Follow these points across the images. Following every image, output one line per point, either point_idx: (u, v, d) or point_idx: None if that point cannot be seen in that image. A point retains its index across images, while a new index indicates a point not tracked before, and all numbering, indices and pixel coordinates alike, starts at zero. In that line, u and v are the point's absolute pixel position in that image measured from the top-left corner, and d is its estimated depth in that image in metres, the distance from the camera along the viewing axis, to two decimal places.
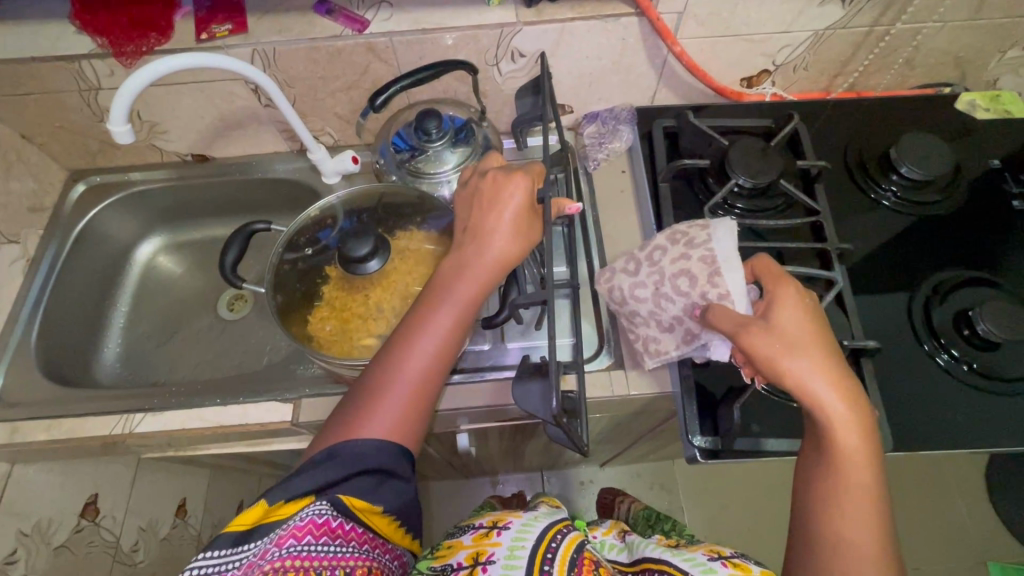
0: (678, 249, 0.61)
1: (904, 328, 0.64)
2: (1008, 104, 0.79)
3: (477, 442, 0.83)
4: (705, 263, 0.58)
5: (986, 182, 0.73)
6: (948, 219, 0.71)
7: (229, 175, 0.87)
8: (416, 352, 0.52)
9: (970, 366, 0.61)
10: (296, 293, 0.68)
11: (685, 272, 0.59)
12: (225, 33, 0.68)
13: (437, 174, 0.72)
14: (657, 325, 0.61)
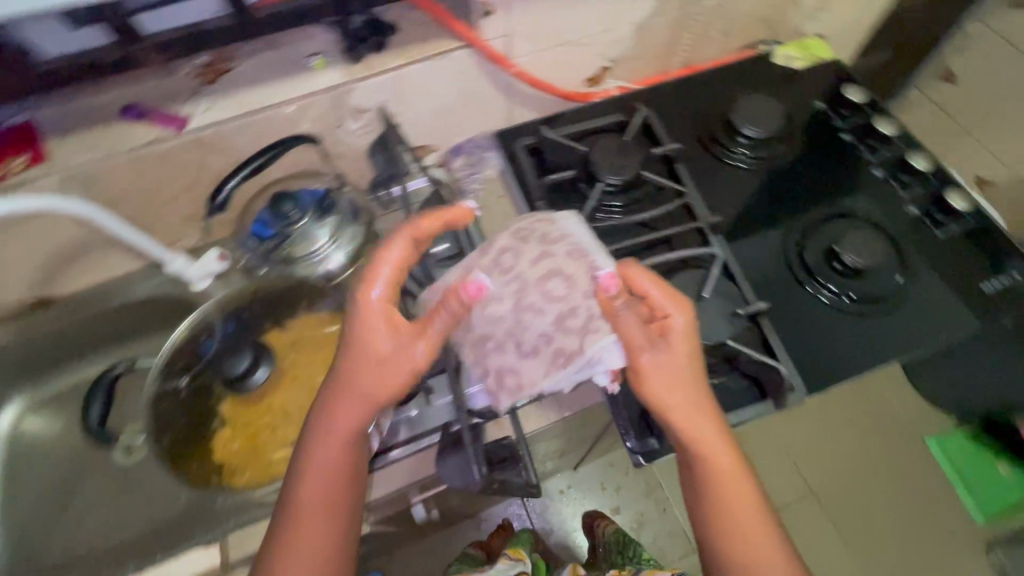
0: (540, 250, 0.56)
1: (788, 276, 0.69)
2: (816, 49, 0.87)
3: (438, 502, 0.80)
4: (576, 258, 0.55)
5: (817, 123, 0.80)
6: (796, 164, 0.77)
7: (83, 311, 0.77)
8: (324, 476, 0.49)
9: (850, 296, 0.67)
10: (190, 425, 0.69)
11: (560, 275, 0.54)
12: (22, 168, 0.60)
13: (312, 255, 0.67)
14: (517, 350, 0.53)
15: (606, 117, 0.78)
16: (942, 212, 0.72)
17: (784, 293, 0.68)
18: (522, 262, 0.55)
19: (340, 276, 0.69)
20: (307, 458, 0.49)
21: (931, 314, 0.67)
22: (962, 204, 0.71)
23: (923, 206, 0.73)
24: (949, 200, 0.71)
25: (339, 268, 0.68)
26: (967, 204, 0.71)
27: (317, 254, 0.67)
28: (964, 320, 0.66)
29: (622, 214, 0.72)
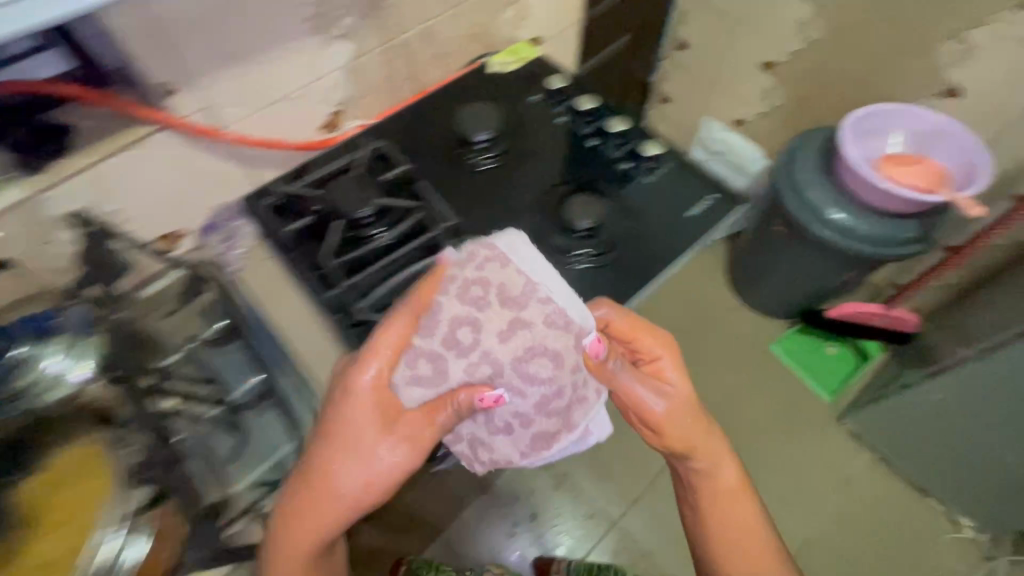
0: (506, 324, 0.71)
1: (548, 247, 0.86)
2: (525, 53, 1.01)
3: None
4: (551, 324, 0.72)
5: (541, 114, 0.96)
6: (528, 154, 0.93)
7: None
8: (338, 517, 0.72)
9: (596, 250, 0.87)
10: None
11: (540, 357, 0.71)
12: None
13: (36, 377, 0.63)
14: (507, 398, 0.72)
15: (338, 162, 0.89)
16: (647, 159, 0.93)
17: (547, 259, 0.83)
18: (487, 340, 0.70)
19: (91, 388, 0.66)
20: (297, 506, 0.71)
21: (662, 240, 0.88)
22: (656, 151, 0.94)
23: (633, 161, 0.94)
24: (649, 153, 0.93)
25: (89, 383, 0.65)
26: (660, 150, 0.95)
27: (57, 375, 0.64)
28: (685, 234, 0.89)
29: (378, 237, 0.82)
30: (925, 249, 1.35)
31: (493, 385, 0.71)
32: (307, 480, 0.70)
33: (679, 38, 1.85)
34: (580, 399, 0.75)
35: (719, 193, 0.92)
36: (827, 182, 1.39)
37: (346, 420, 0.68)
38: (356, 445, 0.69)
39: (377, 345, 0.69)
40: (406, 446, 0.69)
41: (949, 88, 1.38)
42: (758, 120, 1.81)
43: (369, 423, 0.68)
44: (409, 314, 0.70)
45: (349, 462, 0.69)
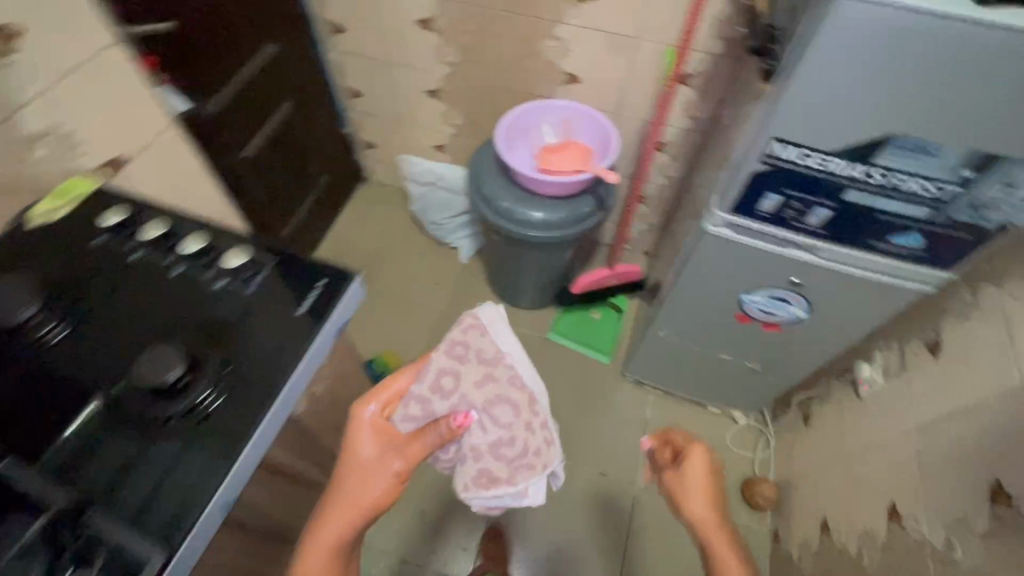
0: (480, 375, 0.85)
1: (122, 439, 0.61)
2: (75, 190, 0.84)
3: None
4: (512, 386, 0.86)
5: (92, 269, 0.75)
6: (86, 320, 0.70)
7: None
8: (339, 539, 0.79)
9: (187, 409, 0.62)
10: None
11: (504, 404, 0.85)
12: None
13: None
14: (491, 456, 0.86)
15: None
16: (231, 273, 0.74)
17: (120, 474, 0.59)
18: (466, 385, 0.85)
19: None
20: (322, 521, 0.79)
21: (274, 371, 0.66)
22: (240, 257, 0.74)
23: (222, 278, 0.73)
24: (232, 265, 0.73)
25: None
26: (246, 254, 0.75)
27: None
28: (294, 353, 0.68)
29: None
30: (609, 210, 1.51)
31: (473, 421, 0.86)
32: (331, 504, 0.79)
33: (349, 88, 1.86)
34: (527, 464, 0.87)
35: (327, 276, 0.74)
36: (506, 184, 1.47)
37: (359, 450, 0.82)
38: (356, 477, 0.81)
39: (379, 395, 0.84)
40: (405, 460, 0.80)
41: (567, 74, 1.53)
42: (452, 140, 1.90)
43: (369, 442, 0.81)
44: (397, 386, 0.86)
45: (340, 500, 0.80)
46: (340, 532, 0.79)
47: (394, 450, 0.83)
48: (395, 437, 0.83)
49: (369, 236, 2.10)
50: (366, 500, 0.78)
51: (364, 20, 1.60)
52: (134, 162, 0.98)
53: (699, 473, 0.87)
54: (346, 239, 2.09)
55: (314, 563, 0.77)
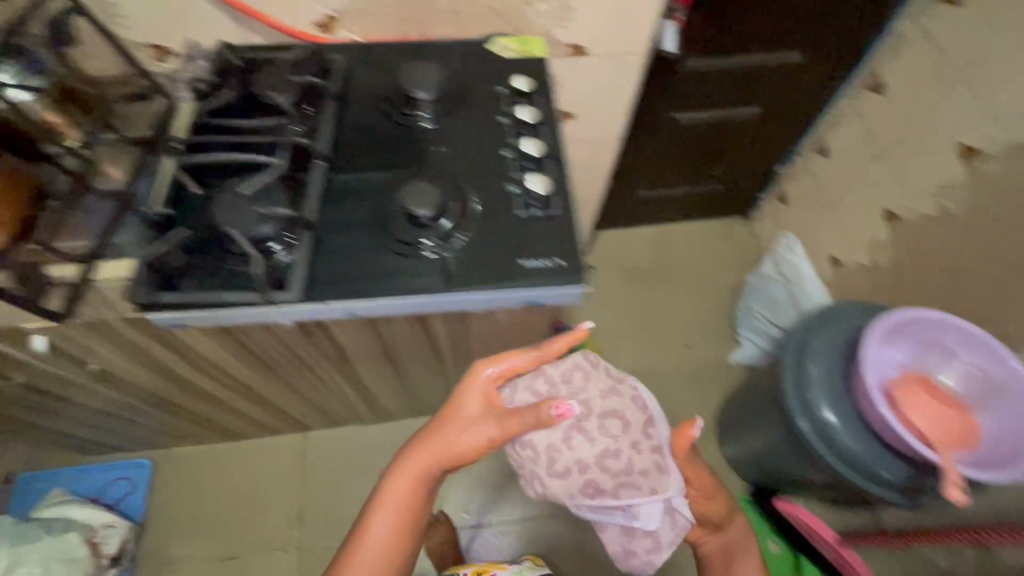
0: (604, 390, 0.79)
1: (370, 228, 0.74)
2: (533, 46, 0.93)
3: (119, 349, 0.90)
4: (630, 409, 0.78)
5: (482, 77, 0.88)
6: (445, 115, 0.84)
7: None
8: (425, 474, 0.74)
9: (415, 242, 0.72)
10: None
11: (616, 422, 0.77)
12: None
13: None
14: (602, 469, 0.74)
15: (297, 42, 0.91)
16: (516, 96, 0.84)
17: (354, 236, 0.74)
18: (592, 391, 0.79)
19: (27, 109, 0.78)
20: (424, 448, 0.74)
21: (487, 258, 0.73)
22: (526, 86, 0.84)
23: (506, 92, 0.85)
24: (532, 186, 0.75)
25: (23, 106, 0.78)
26: (533, 87, 0.85)
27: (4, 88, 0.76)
28: (523, 249, 0.73)
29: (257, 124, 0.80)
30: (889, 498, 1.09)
31: (582, 435, 0.75)
32: (428, 443, 0.74)
33: (823, 142, 1.61)
34: (634, 483, 0.74)
35: (571, 264, 0.73)
36: (832, 357, 1.17)
37: (466, 403, 0.74)
38: (454, 424, 0.74)
39: (491, 362, 0.76)
40: (503, 430, 0.71)
41: None
42: (853, 268, 1.53)
43: (472, 405, 0.74)
44: (526, 360, 0.75)
45: (460, 437, 0.73)
46: (429, 468, 0.74)
47: (512, 420, 0.71)
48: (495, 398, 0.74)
49: (687, 253, 1.99)
50: (472, 450, 0.72)
51: (907, 102, 1.32)
52: (585, 62, 1.06)
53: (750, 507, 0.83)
54: (672, 237, 2.02)
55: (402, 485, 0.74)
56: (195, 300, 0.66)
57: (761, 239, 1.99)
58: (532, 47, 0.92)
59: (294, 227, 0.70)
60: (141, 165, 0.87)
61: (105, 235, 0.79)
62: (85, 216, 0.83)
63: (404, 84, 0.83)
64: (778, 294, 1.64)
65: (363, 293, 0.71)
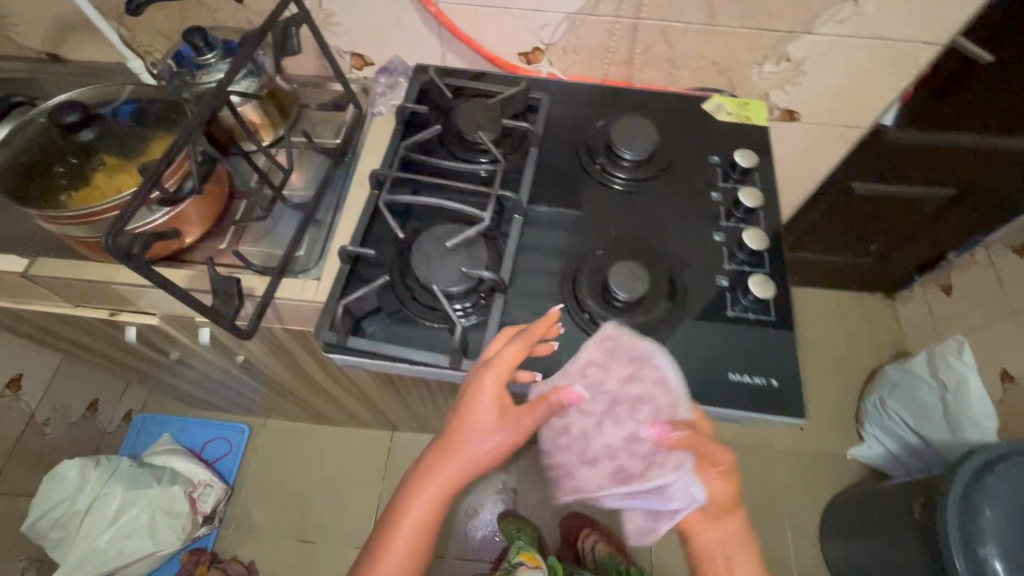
0: (625, 369, 0.59)
1: (559, 298, 0.68)
2: (753, 111, 0.82)
3: (269, 351, 0.91)
4: (660, 384, 0.58)
5: (696, 141, 0.80)
6: (651, 180, 0.77)
7: (89, 78, 0.97)
8: (430, 511, 0.55)
9: (606, 326, 0.65)
10: (23, 176, 0.72)
11: (647, 405, 0.57)
12: None
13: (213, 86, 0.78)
14: (630, 452, 0.54)
15: (500, 72, 0.87)
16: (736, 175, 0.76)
17: (545, 307, 0.67)
18: (612, 374, 0.59)
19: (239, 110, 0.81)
20: (424, 476, 0.55)
21: (693, 365, 0.64)
22: (752, 163, 0.74)
23: (719, 165, 0.78)
24: (755, 288, 0.66)
25: (237, 107, 0.80)
26: (756, 163, 0.75)
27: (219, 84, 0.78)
28: (732, 359, 0.64)
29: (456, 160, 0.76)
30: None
31: (607, 421, 0.57)
32: (438, 452, 0.55)
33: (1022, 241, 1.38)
34: (660, 461, 0.53)
35: (784, 387, 0.63)
36: (1011, 511, 1.00)
37: (471, 413, 0.55)
38: (462, 440, 0.55)
39: (492, 364, 0.57)
40: (522, 434, 0.55)
41: None
42: None
43: (482, 415, 0.55)
44: (520, 348, 0.57)
45: (469, 453, 0.55)
46: (432, 500, 0.55)
47: (524, 417, 0.56)
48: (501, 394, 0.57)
49: (815, 324, 1.82)
50: (485, 460, 0.55)
51: None
52: (792, 128, 0.94)
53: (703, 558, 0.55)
54: (800, 303, 1.85)
55: (405, 530, 0.54)
56: (377, 351, 0.63)
57: (904, 324, 1.78)
58: (751, 112, 0.83)
59: (488, 288, 0.65)
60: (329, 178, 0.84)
61: (292, 251, 0.75)
62: (272, 224, 0.80)
63: (615, 140, 0.76)
64: (926, 399, 1.44)
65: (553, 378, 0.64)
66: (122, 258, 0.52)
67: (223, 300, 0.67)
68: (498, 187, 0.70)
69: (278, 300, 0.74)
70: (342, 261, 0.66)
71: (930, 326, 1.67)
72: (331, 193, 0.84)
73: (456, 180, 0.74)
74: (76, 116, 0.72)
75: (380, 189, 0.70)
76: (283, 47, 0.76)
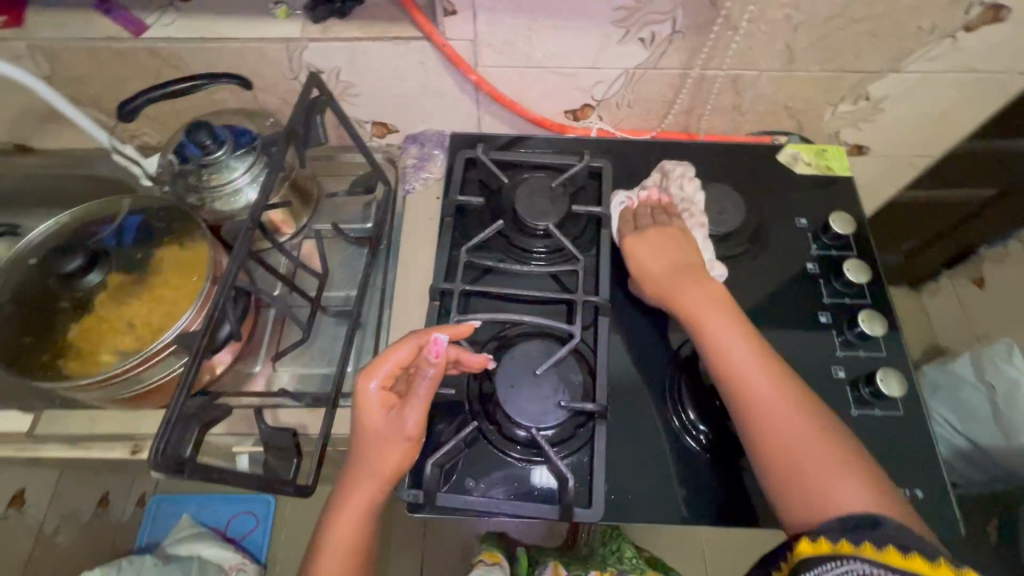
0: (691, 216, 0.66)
1: (660, 410, 0.61)
2: (833, 159, 0.75)
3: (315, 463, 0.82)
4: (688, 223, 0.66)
5: (776, 202, 0.72)
6: (738, 253, 0.69)
7: (67, 169, 0.84)
8: (352, 528, 0.53)
9: (718, 442, 0.58)
10: (27, 327, 0.63)
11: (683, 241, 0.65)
12: (46, 41, 0.66)
13: (227, 187, 0.67)
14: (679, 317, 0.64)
15: (546, 135, 0.77)
16: (828, 239, 0.68)
17: (647, 424, 0.60)
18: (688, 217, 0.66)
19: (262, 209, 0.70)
20: (343, 496, 0.54)
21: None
22: (847, 227, 0.67)
23: (808, 228, 0.70)
24: (880, 383, 0.58)
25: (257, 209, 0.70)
26: (852, 228, 0.68)
27: (234, 182, 0.67)
28: None
29: (517, 251, 0.67)
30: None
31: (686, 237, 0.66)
32: (349, 472, 0.54)
33: None
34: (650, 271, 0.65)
35: (929, 494, 0.56)
36: None
37: (364, 426, 0.53)
38: (366, 456, 0.53)
39: (365, 373, 0.53)
40: (417, 416, 0.52)
41: None
42: None
43: (371, 425, 0.53)
44: (406, 349, 0.53)
45: (376, 460, 0.52)
46: (355, 517, 0.53)
47: (415, 404, 0.53)
48: (388, 396, 0.54)
49: None
50: (389, 471, 0.52)
51: None
52: (860, 161, 0.87)
53: (665, 240, 0.63)
54: None
55: (333, 556, 0.53)
56: (468, 506, 0.54)
57: (935, 318, 1.73)
58: (831, 160, 0.75)
59: (586, 414, 0.57)
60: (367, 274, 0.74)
61: (342, 372, 0.66)
62: (309, 338, 0.71)
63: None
64: (972, 399, 1.39)
65: (674, 512, 0.56)
66: (175, 468, 0.43)
67: (279, 455, 0.58)
68: (580, 289, 0.63)
69: (334, 434, 0.65)
70: None
71: (964, 320, 1.62)
72: (372, 289, 0.74)
73: (523, 277, 0.66)
74: (81, 258, 0.63)
75: (444, 302, 0.62)
76: (308, 138, 0.65)
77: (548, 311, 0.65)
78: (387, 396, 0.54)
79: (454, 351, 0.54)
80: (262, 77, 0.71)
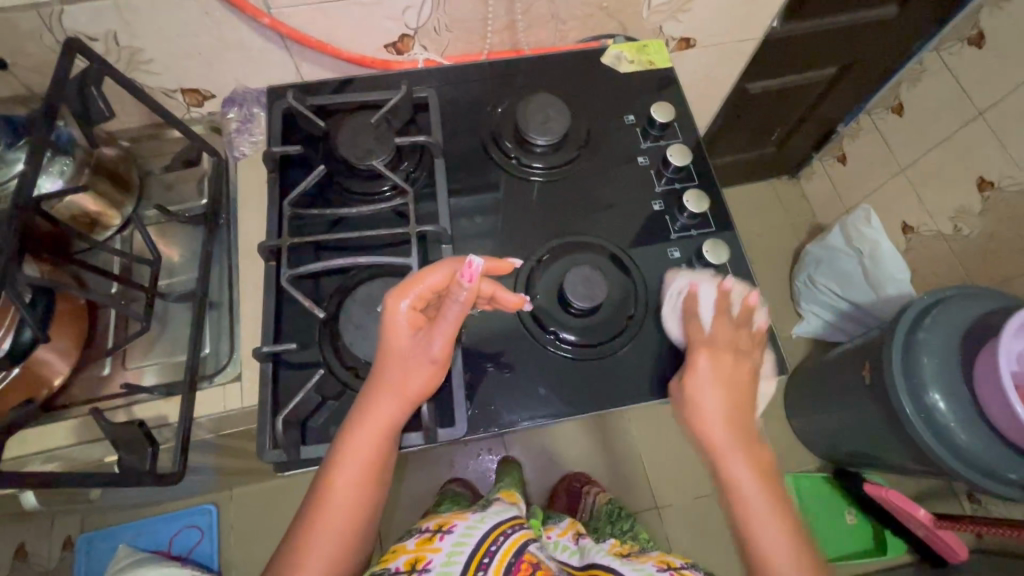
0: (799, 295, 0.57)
1: (515, 322, 0.62)
2: (654, 53, 0.77)
3: (210, 453, 0.80)
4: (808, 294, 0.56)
5: (605, 103, 0.74)
6: (574, 160, 0.70)
7: None
8: (373, 448, 0.51)
9: (573, 339, 0.61)
10: None
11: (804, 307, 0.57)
12: None
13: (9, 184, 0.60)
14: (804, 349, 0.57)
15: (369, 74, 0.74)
16: (654, 131, 0.70)
17: (505, 338, 0.62)
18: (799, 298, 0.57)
19: (66, 202, 0.64)
20: (366, 412, 0.52)
21: (667, 348, 0.62)
22: (669, 116, 0.70)
23: (637, 124, 0.73)
24: (707, 255, 0.62)
25: (55, 201, 0.62)
26: (673, 115, 0.70)
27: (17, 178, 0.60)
28: None
29: (352, 195, 0.66)
30: (1004, 497, 0.97)
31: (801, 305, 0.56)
32: (369, 389, 0.53)
33: (897, 101, 1.47)
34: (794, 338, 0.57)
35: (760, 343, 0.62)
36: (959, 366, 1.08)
37: (394, 345, 0.52)
38: (392, 375, 0.52)
39: (403, 289, 0.52)
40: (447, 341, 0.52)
41: None
42: (929, 238, 1.44)
43: (402, 343, 0.52)
44: (445, 274, 0.52)
45: (399, 378, 0.52)
46: (378, 436, 0.52)
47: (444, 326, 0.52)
48: (419, 318, 0.53)
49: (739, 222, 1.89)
50: (411, 390, 0.52)
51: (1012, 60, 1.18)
52: (690, 54, 0.90)
53: None
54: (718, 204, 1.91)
55: (352, 470, 0.51)
56: None
57: (813, 199, 1.87)
58: (652, 54, 0.77)
59: None
60: (210, 253, 0.71)
61: (196, 355, 0.63)
62: (158, 330, 0.68)
63: (524, 127, 0.68)
64: (847, 266, 1.53)
65: (540, 411, 0.59)
66: None
67: (132, 450, 0.56)
68: (418, 221, 0.62)
69: (198, 419, 0.63)
70: (261, 361, 0.56)
71: (834, 197, 1.77)
72: (218, 266, 0.71)
73: (364, 220, 0.65)
74: None
75: (280, 262, 0.60)
76: (89, 114, 0.59)
77: (393, 250, 0.64)
78: (417, 321, 0.53)
79: (491, 287, 0.55)
80: (25, 55, 0.63)
